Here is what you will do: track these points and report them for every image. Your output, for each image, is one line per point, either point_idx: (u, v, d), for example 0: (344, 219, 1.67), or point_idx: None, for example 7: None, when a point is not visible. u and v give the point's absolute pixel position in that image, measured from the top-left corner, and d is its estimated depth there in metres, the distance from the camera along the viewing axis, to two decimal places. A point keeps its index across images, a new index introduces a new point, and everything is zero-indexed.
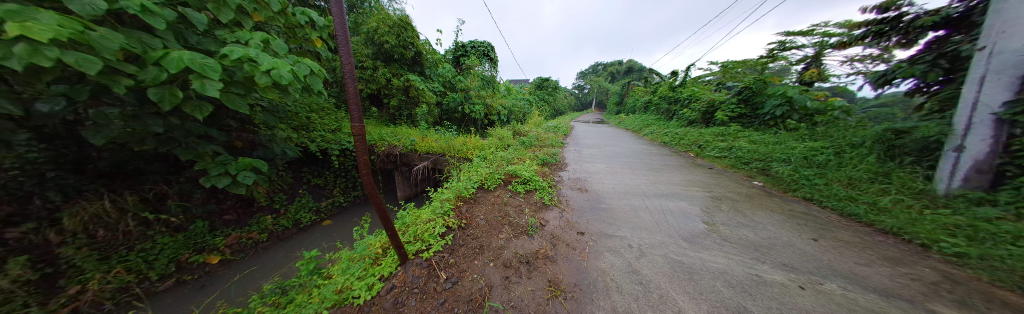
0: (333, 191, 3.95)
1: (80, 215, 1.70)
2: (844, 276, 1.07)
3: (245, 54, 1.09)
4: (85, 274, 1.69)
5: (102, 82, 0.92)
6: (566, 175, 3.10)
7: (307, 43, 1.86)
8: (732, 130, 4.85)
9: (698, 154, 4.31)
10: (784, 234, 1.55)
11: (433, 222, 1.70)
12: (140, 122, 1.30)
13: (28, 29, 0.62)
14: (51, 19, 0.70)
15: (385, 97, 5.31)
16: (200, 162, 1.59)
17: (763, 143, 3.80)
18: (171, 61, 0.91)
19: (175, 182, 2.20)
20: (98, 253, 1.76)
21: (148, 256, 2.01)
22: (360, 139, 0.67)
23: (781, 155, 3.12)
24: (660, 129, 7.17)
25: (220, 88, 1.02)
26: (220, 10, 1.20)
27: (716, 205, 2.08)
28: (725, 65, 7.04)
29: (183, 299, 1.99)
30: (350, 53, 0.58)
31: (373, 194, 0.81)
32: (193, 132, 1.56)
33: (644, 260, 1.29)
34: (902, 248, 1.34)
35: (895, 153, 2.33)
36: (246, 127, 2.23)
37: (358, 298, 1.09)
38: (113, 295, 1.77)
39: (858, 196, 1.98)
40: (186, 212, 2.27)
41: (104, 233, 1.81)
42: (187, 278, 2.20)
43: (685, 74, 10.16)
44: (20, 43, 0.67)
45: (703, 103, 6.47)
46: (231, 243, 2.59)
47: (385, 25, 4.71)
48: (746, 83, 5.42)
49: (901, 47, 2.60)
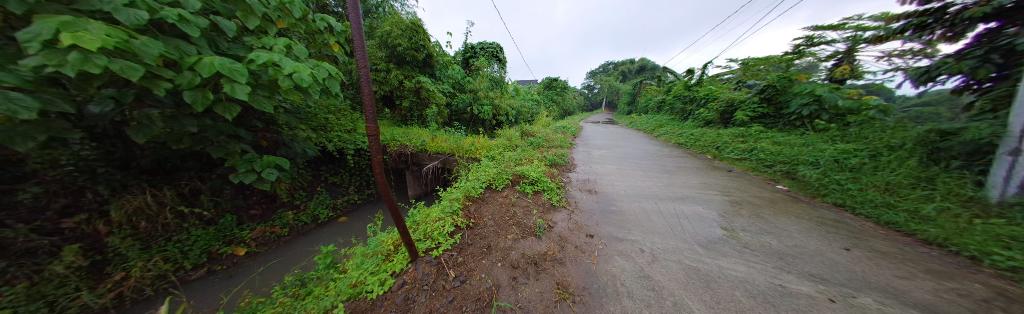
0: (349, 188, 4.03)
1: (125, 208, 1.90)
2: (880, 289, 0.99)
3: (270, 59, 1.16)
4: (128, 261, 1.90)
5: (145, 85, 1.01)
6: (575, 176, 3.07)
7: (326, 48, 1.94)
8: (753, 131, 4.62)
9: (715, 156, 4.15)
10: (811, 242, 1.46)
11: (443, 221, 1.73)
12: (177, 122, 1.42)
13: (80, 39, 0.70)
14: (100, 29, 0.78)
15: (398, 99, 5.46)
16: (230, 159, 1.69)
17: (787, 145, 3.59)
18: (204, 66, 0.98)
19: (207, 179, 2.40)
20: (140, 242, 1.96)
21: (183, 247, 2.19)
22: (374, 139, 0.70)
23: (810, 157, 2.92)
24: (675, 130, 6.94)
25: (246, 90, 1.11)
26: (247, 17, 1.30)
27: (735, 210, 1.99)
28: (745, 63, 6.65)
29: (213, 288, 2.15)
30: (365, 56, 0.62)
31: (386, 192, 0.84)
32: (223, 131, 1.67)
33: (657, 265, 1.25)
34: (947, 260, 1.23)
35: (940, 157, 2.13)
36: (271, 128, 2.38)
37: (371, 293, 1.13)
38: (153, 282, 2.00)
39: (896, 203, 1.82)
40: (216, 206, 2.46)
41: (146, 225, 2.00)
42: (217, 268, 2.38)
43: (702, 72, 9.77)
44: (74, 52, 0.75)
45: (721, 103, 6.20)
46: (256, 236, 2.74)
47: (398, 29, 4.86)
48: (769, 81, 5.09)
49: (946, 41, 2.37)
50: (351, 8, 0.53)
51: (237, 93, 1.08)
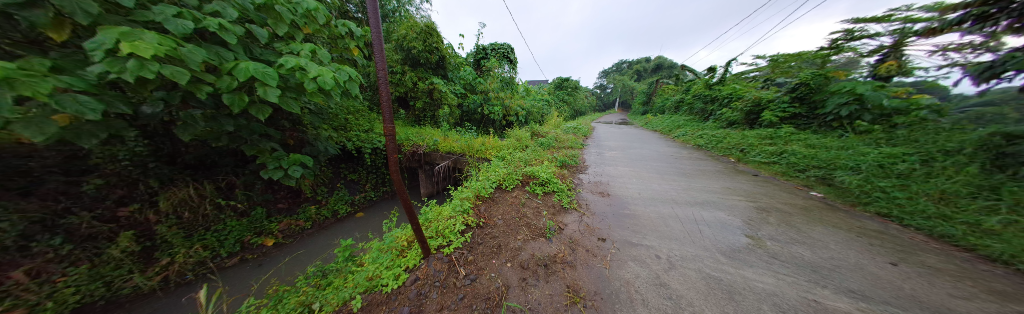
0: (366, 186, 4.18)
1: (172, 198, 2.12)
2: (932, 310, 0.89)
3: (298, 63, 1.24)
4: (173, 248, 2.11)
5: (191, 89, 1.12)
6: (586, 178, 3.01)
7: (346, 52, 2.04)
8: (783, 132, 4.30)
9: (739, 159, 3.93)
10: (849, 254, 1.34)
11: (454, 219, 1.76)
12: (217, 122, 1.55)
13: (136, 47, 0.78)
14: (154, 39, 0.86)
15: (412, 99, 5.63)
16: (261, 156, 1.82)
17: (822, 148, 3.32)
18: (240, 71, 1.07)
19: (241, 174, 2.61)
20: (183, 231, 2.17)
21: (220, 236, 2.39)
22: (391, 139, 0.73)
23: (849, 161, 2.68)
24: (694, 131, 6.62)
25: (277, 93, 1.19)
26: (278, 25, 1.39)
27: (762, 218, 1.87)
28: (773, 59, 6.14)
29: (246, 275, 2.33)
30: (384, 59, 0.64)
31: (400, 190, 0.88)
32: (256, 130, 1.80)
33: (674, 273, 1.20)
34: (1017, 281, 1.07)
35: (1008, 164, 1.88)
36: (296, 127, 2.54)
37: (385, 287, 1.17)
38: (194, 267, 2.23)
39: (953, 215, 1.63)
40: (249, 199, 2.66)
41: (189, 215, 2.21)
42: (249, 256, 2.58)
43: (725, 70, 9.25)
44: (133, 60, 0.84)
45: (747, 103, 5.88)
46: (283, 228, 2.93)
47: (413, 32, 5.02)
48: (801, 79, 4.72)
49: (1014, 32, 2.08)
50: (371, 13, 0.55)
51: (269, 96, 1.16)
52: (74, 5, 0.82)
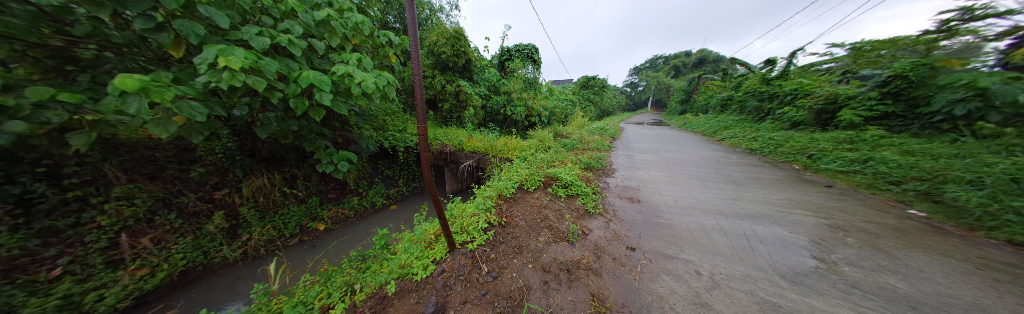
0: (399, 181, 4.51)
1: (251, 185, 2.59)
2: None
3: (348, 71, 1.40)
4: (251, 227, 2.57)
5: (267, 94, 1.34)
6: (613, 182, 2.85)
7: (386, 59, 2.24)
8: (868, 135, 3.53)
9: (806, 167, 3.34)
10: (963, 290, 1.03)
11: (477, 217, 1.82)
12: (284, 122, 1.84)
13: (230, 62, 0.96)
14: (242, 54, 1.05)
15: (440, 101, 5.95)
16: (317, 152, 2.10)
17: (926, 155, 2.64)
18: (303, 79, 1.25)
19: (301, 167, 3.05)
20: (258, 213, 2.63)
21: (284, 219, 2.83)
22: (423, 138, 0.78)
23: (964, 172, 2.09)
24: (745, 134, 5.81)
25: (330, 97, 1.35)
26: (332, 37, 1.59)
27: (838, 238, 1.56)
28: (856, 47, 5.07)
29: (304, 254, 2.72)
30: (419, 63, 0.69)
31: (430, 187, 0.94)
32: (313, 130, 2.08)
33: (717, 293, 1.06)
34: None
35: None
36: (343, 127, 2.87)
37: (415, 275, 1.26)
38: (265, 244, 2.66)
39: None
40: (306, 189, 3.09)
41: (262, 200, 2.67)
42: (305, 238, 3.00)
43: (787, 62, 7.92)
44: (228, 71, 1.03)
45: (816, 100, 4.95)
46: (332, 215, 3.32)
47: (442, 38, 5.32)
48: (894, 70, 3.83)
49: None
50: (411, 22, 0.60)
51: (324, 100, 1.33)
52: (188, 29, 1.05)
